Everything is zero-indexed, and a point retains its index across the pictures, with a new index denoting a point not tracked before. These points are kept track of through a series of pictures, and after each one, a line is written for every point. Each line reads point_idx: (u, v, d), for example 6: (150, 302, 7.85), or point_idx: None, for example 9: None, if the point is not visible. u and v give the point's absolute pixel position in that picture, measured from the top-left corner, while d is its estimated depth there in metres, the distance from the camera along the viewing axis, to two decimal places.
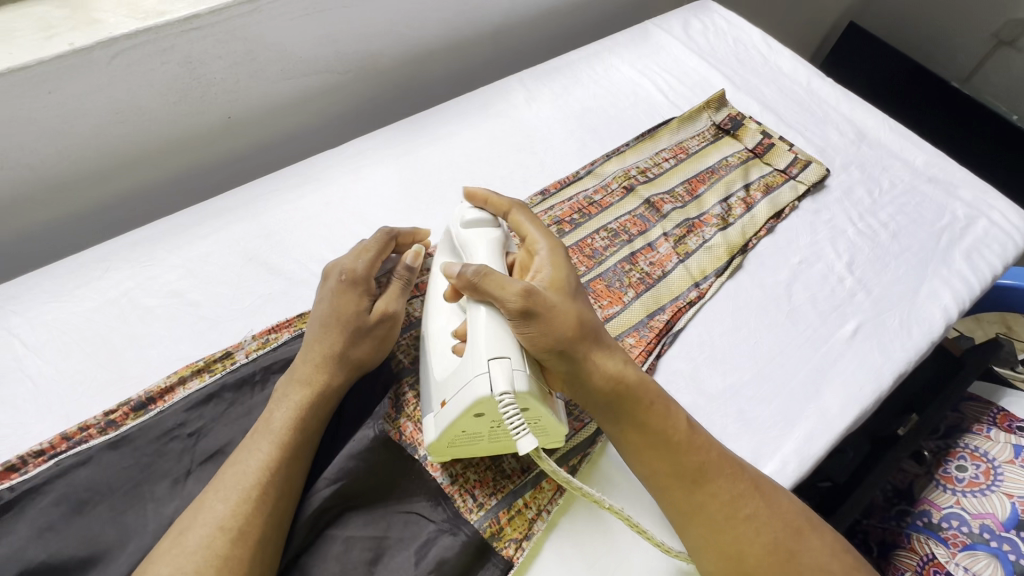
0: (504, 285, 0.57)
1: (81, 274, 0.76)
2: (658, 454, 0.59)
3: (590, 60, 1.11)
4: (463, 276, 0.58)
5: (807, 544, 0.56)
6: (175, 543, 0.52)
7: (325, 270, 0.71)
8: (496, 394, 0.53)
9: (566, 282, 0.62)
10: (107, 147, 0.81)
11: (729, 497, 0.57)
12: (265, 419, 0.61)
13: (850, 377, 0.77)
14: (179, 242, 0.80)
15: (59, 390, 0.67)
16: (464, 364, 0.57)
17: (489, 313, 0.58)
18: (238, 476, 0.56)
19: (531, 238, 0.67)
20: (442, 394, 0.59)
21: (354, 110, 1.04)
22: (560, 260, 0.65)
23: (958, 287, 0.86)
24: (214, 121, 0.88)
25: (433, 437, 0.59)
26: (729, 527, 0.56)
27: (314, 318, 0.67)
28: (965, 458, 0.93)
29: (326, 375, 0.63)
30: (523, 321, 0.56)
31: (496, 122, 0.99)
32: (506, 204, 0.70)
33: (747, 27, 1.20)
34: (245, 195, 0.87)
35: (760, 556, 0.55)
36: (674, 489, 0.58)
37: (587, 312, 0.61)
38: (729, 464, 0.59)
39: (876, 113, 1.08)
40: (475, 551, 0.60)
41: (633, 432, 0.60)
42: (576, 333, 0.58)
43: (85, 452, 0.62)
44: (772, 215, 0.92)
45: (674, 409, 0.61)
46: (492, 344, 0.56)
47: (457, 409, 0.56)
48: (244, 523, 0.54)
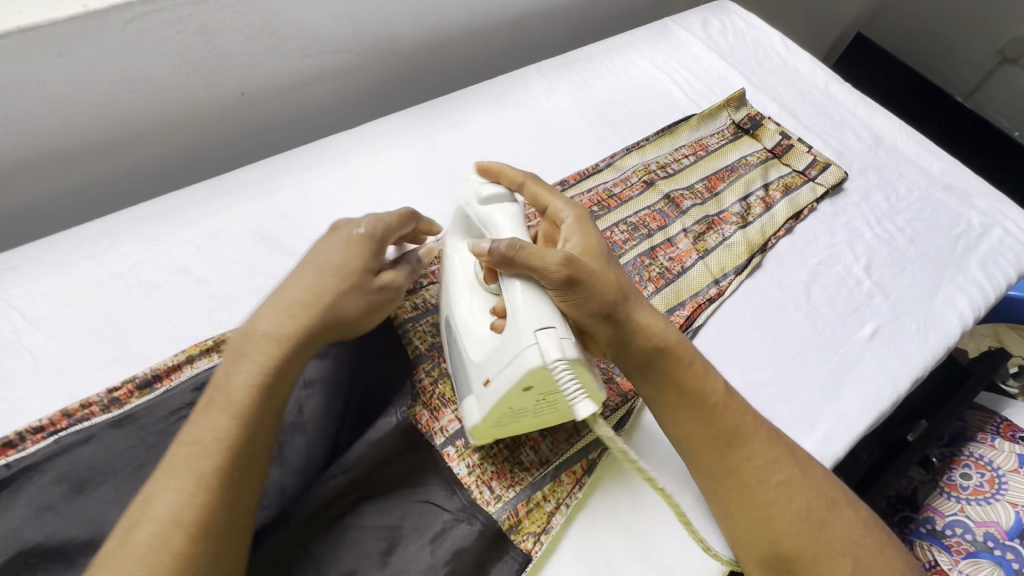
0: (542, 255, 0.54)
1: (86, 246, 0.73)
2: (692, 417, 0.59)
3: (610, 54, 1.09)
4: (496, 252, 0.54)
5: (839, 516, 0.56)
6: (120, 543, 0.44)
7: (339, 222, 0.65)
8: (549, 363, 0.51)
9: (598, 247, 0.62)
10: (115, 117, 0.78)
11: (764, 459, 0.57)
12: (228, 371, 0.53)
13: (868, 379, 0.77)
14: (188, 218, 0.78)
15: (60, 365, 0.64)
16: (508, 338, 0.54)
17: (528, 286, 0.54)
18: (195, 457, 0.48)
19: (554, 209, 0.66)
20: (484, 372, 0.56)
21: (369, 92, 1.02)
22: (588, 224, 0.65)
23: (974, 294, 0.86)
24: (227, 96, 0.85)
25: (477, 420, 0.57)
26: (762, 491, 0.56)
27: (310, 264, 0.60)
28: (969, 466, 0.93)
29: (308, 330, 0.56)
30: (566, 289, 0.55)
31: (515, 111, 0.98)
32: (519, 178, 0.68)
33: (766, 28, 1.20)
34: (258, 173, 0.84)
35: (791, 523, 0.55)
36: (708, 452, 0.58)
37: (623, 274, 0.61)
38: (764, 429, 0.59)
39: (893, 119, 1.08)
40: (492, 542, 0.58)
41: (670, 393, 0.60)
42: (617, 295, 0.58)
43: (87, 429, 0.59)
44: (792, 215, 0.91)
45: (711, 372, 0.61)
46: (535, 315, 0.53)
47: (503, 385, 0.53)
48: (204, 516, 0.46)
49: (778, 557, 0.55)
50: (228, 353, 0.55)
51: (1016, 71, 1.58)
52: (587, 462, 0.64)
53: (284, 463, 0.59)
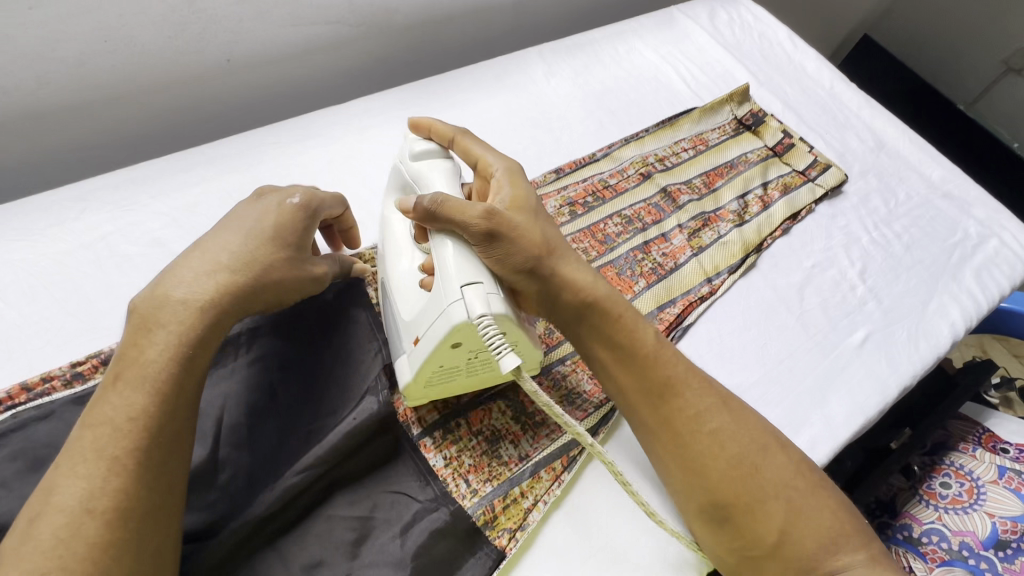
0: (461, 210, 0.52)
1: (55, 213, 0.70)
2: (625, 368, 0.57)
3: (613, 41, 1.06)
4: (418, 207, 0.53)
5: (770, 460, 0.54)
6: (23, 537, 0.41)
7: (265, 189, 0.61)
8: (474, 318, 0.49)
9: (527, 201, 0.58)
10: (90, 79, 0.74)
11: (692, 412, 0.55)
12: (137, 342, 0.49)
13: (856, 386, 0.76)
14: (165, 189, 0.74)
15: (23, 336, 0.62)
16: (436, 296, 0.53)
17: (449, 244, 0.53)
18: (104, 442, 0.45)
19: (485, 163, 0.62)
20: (414, 330, 0.55)
21: (362, 68, 0.98)
22: (517, 176, 0.60)
23: (966, 305, 0.85)
24: (212, 63, 0.81)
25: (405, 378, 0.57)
26: (691, 441, 0.54)
27: (235, 228, 0.55)
28: (949, 475, 0.93)
29: (234, 296, 0.52)
30: (489, 245, 0.53)
31: (512, 95, 0.95)
32: (450, 131, 0.63)
33: (774, 23, 1.17)
34: (241, 144, 0.81)
35: (725, 470, 0.53)
36: (640, 407, 0.56)
37: (549, 227, 0.58)
38: (697, 378, 0.57)
39: (897, 123, 1.06)
40: (465, 537, 0.56)
41: (601, 345, 0.58)
42: (541, 248, 0.55)
43: (47, 405, 0.56)
44: (789, 216, 0.90)
45: (645, 325, 0.59)
46: (463, 271, 0.51)
47: (431, 342, 0.52)
48: (119, 502, 0.43)
49: (712, 506, 0.53)
50: (135, 320, 0.50)
51: (1019, 83, 1.55)
52: (568, 458, 0.63)
53: (251, 448, 0.57)
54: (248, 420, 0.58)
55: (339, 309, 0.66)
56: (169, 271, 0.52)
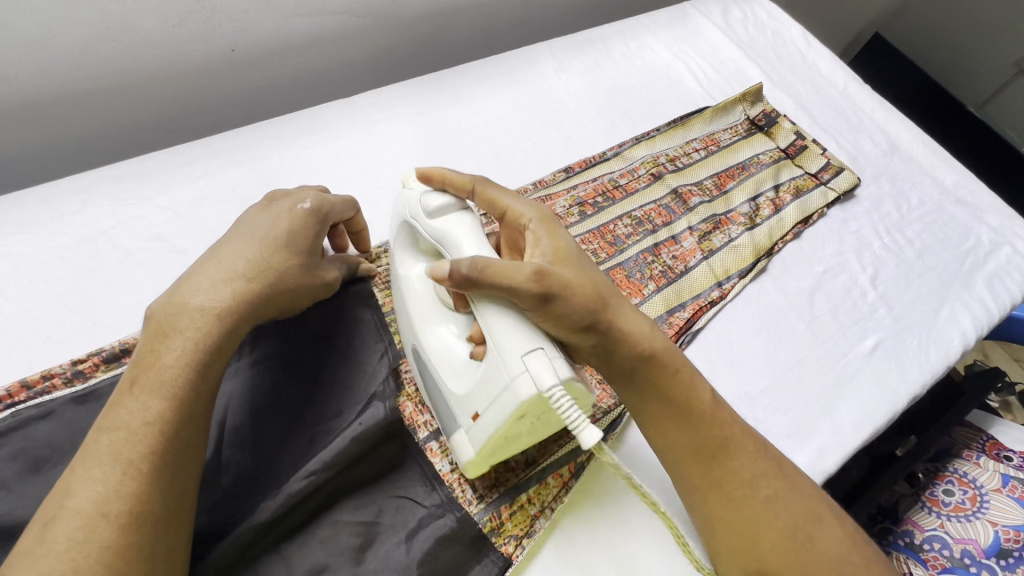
0: (509, 273, 0.48)
1: (56, 206, 0.68)
2: (679, 426, 0.54)
3: (625, 36, 1.04)
4: (457, 274, 0.49)
5: (824, 530, 0.53)
6: (37, 540, 0.40)
7: (276, 194, 0.61)
8: (544, 390, 0.46)
9: (569, 252, 0.55)
10: (92, 68, 0.72)
11: (750, 475, 0.53)
12: (154, 347, 0.48)
13: (866, 394, 0.75)
14: (168, 182, 0.73)
15: (23, 332, 0.60)
16: (494, 368, 0.50)
17: (501, 312, 0.50)
18: (119, 445, 0.44)
19: (515, 211, 0.57)
20: (470, 406, 0.53)
21: (368, 60, 0.96)
22: (553, 224, 0.57)
23: (978, 313, 0.84)
24: (216, 53, 0.79)
25: (472, 454, 0.54)
26: (746, 507, 0.52)
27: (249, 234, 0.55)
28: (952, 482, 0.92)
29: (250, 303, 0.52)
30: (540, 307, 0.49)
31: (521, 90, 0.93)
32: (467, 181, 0.58)
33: (787, 21, 1.15)
34: (245, 137, 0.79)
35: (778, 540, 0.51)
36: (692, 464, 0.54)
37: (600, 275, 0.55)
38: (752, 441, 0.55)
39: (910, 126, 1.05)
40: (471, 543, 0.56)
41: (654, 401, 0.55)
42: (596, 302, 0.52)
43: (47, 403, 0.55)
44: (801, 219, 0.88)
45: (700, 381, 0.57)
46: (520, 342, 0.48)
47: (497, 419, 0.50)
48: (134, 506, 0.42)
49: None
50: (152, 327, 0.49)
51: None
52: (575, 466, 0.62)
53: (255, 450, 0.56)
54: (252, 421, 0.57)
55: (345, 311, 0.66)
56: (186, 278, 0.52)
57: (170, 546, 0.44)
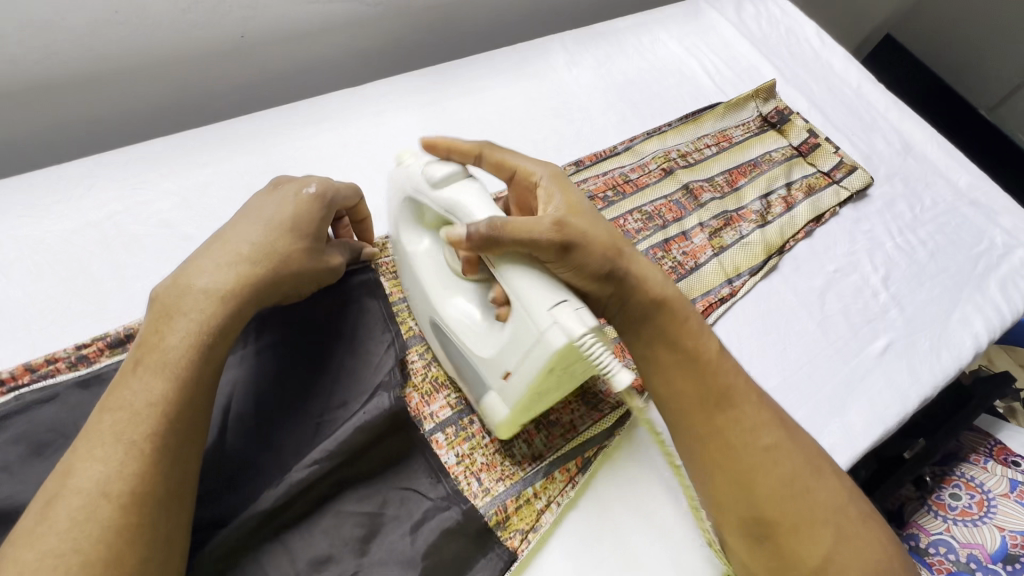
0: (529, 228, 0.48)
1: (62, 189, 0.68)
2: (684, 374, 0.55)
3: (637, 31, 1.03)
4: (477, 237, 0.48)
5: (824, 482, 0.52)
6: (38, 519, 0.40)
7: (280, 179, 0.61)
8: (575, 339, 0.46)
9: (582, 205, 0.56)
10: (100, 51, 0.71)
11: (751, 424, 0.53)
12: (158, 329, 0.47)
13: (876, 395, 0.74)
14: (175, 167, 0.72)
15: (27, 316, 0.60)
16: (519, 324, 0.50)
17: (525, 268, 0.49)
18: (121, 425, 0.43)
19: (526, 170, 0.58)
20: (501, 366, 0.53)
21: (377, 50, 0.95)
22: (564, 181, 0.58)
23: (991, 315, 0.83)
24: (225, 39, 0.79)
25: (504, 413, 0.55)
26: (744, 454, 0.52)
27: (253, 218, 0.55)
28: (959, 486, 0.91)
29: (253, 287, 0.52)
30: (560, 257, 0.50)
31: (532, 83, 0.92)
32: (473, 147, 0.58)
33: (801, 18, 1.13)
34: (253, 124, 0.78)
35: (776, 488, 0.51)
36: (695, 412, 0.54)
37: (613, 225, 0.56)
38: (754, 392, 0.55)
39: (925, 126, 1.04)
40: (477, 538, 0.55)
41: (661, 347, 0.56)
42: (613, 250, 0.53)
43: (51, 387, 0.55)
44: (812, 218, 0.87)
45: (708, 330, 0.57)
46: (544, 295, 0.48)
47: (530, 373, 0.50)
48: (135, 486, 0.41)
49: (756, 522, 0.51)
50: (156, 309, 0.49)
51: None
52: (582, 460, 0.61)
53: (259, 439, 0.56)
54: (257, 410, 0.57)
55: (350, 301, 0.65)
56: (191, 261, 0.51)
57: (172, 528, 0.43)
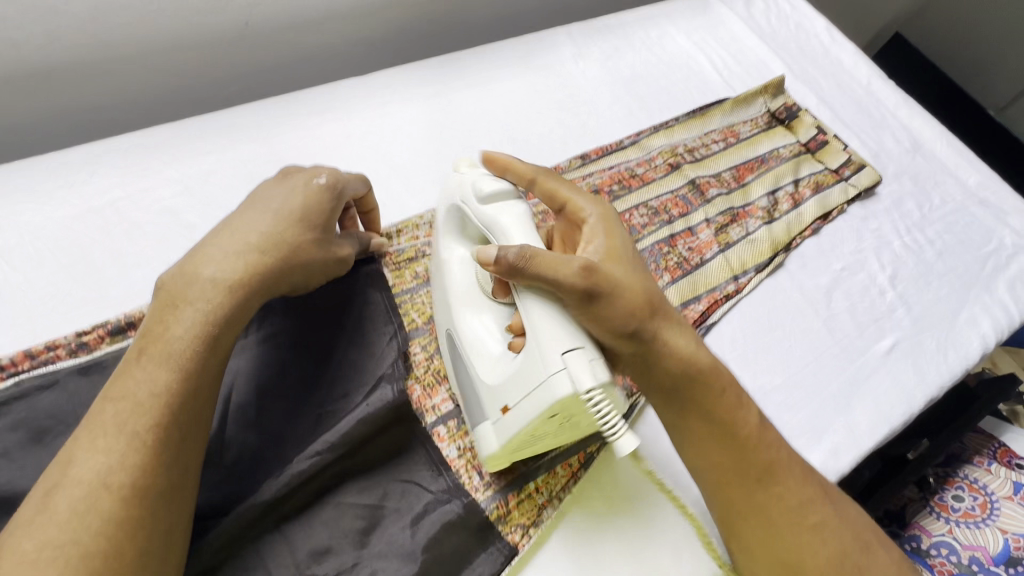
0: (558, 266, 0.48)
1: (64, 174, 0.67)
2: (724, 451, 0.53)
3: (645, 24, 1.02)
4: (505, 262, 0.48)
5: (872, 558, 0.52)
6: (39, 509, 0.39)
7: (290, 169, 0.60)
8: (581, 392, 0.46)
9: (623, 254, 0.54)
10: (102, 36, 0.71)
11: (796, 500, 0.52)
12: (163, 318, 0.47)
13: (882, 395, 0.73)
14: (177, 155, 0.72)
15: (28, 302, 0.60)
16: (529, 364, 0.49)
17: (545, 306, 0.49)
18: (124, 415, 0.43)
19: (574, 206, 0.57)
20: (501, 398, 0.52)
21: (381, 40, 0.94)
22: (611, 224, 0.56)
23: (998, 316, 0.82)
24: (229, 26, 0.78)
25: (493, 448, 0.53)
26: (791, 534, 0.51)
27: (262, 208, 0.55)
28: (962, 488, 0.90)
29: (260, 277, 0.51)
30: (585, 304, 0.49)
31: (538, 75, 0.91)
32: (528, 173, 0.58)
33: (812, 13, 1.12)
34: (256, 113, 0.78)
35: (824, 567, 0.50)
36: (735, 488, 0.53)
37: (652, 283, 0.54)
38: (797, 464, 0.54)
39: (935, 124, 1.03)
40: (477, 531, 0.55)
41: (696, 420, 0.54)
42: (645, 310, 0.51)
43: (50, 374, 0.54)
44: (820, 215, 0.87)
45: (747, 401, 0.55)
46: (561, 337, 0.47)
47: (528, 415, 0.49)
48: (137, 478, 0.41)
49: None
50: (163, 298, 0.48)
51: None
52: (585, 455, 0.61)
53: (260, 428, 0.55)
54: (258, 399, 0.56)
55: (355, 292, 0.64)
56: (199, 249, 0.51)
57: (173, 520, 0.43)
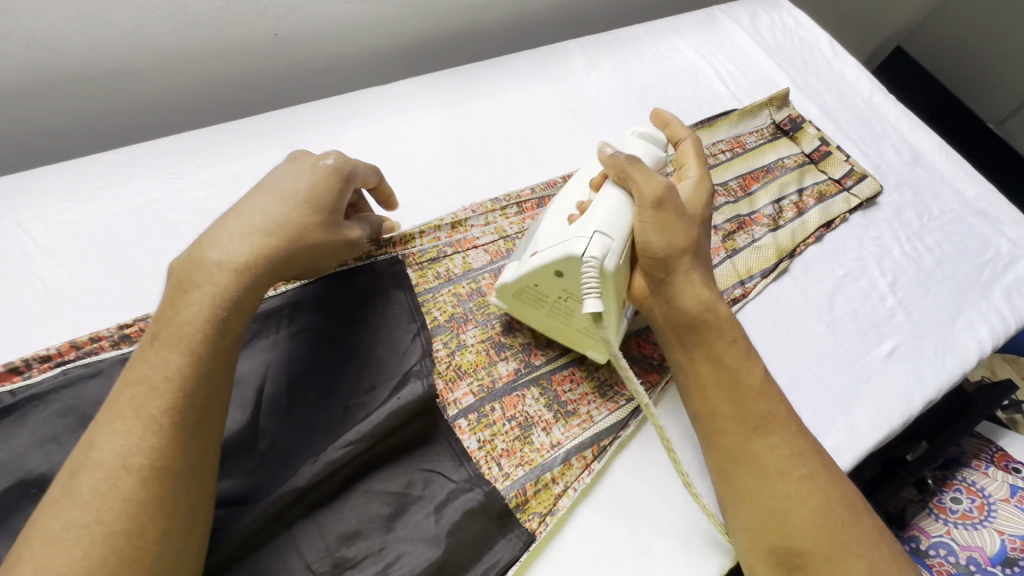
0: (650, 177, 0.61)
1: (103, 177, 0.71)
2: (723, 393, 0.58)
3: (655, 38, 1.06)
4: (615, 160, 0.63)
5: (854, 519, 0.53)
6: (64, 490, 0.42)
7: (299, 153, 0.63)
8: (585, 257, 0.57)
9: (700, 209, 0.65)
10: (140, 46, 0.74)
11: (788, 452, 0.55)
12: (174, 303, 0.50)
13: (882, 397, 0.76)
14: (210, 159, 0.75)
15: (71, 296, 0.63)
16: (570, 229, 0.61)
17: (617, 197, 0.62)
18: (140, 400, 0.45)
19: (687, 166, 0.69)
20: (536, 247, 0.63)
21: (402, 52, 0.98)
22: (706, 192, 0.66)
23: (995, 322, 0.85)
24: (260, 36, 0.82)
25: (508, 279, 0.65)
26: (780, 481, 0.54)
27: (269, 193, 0.57)
28: (961, 490, 0.93)
29: (268, 258, 0.54)
30: (650, 213, 0.60)
31: (552, 85, 0.95)
32: (681, 133, 0.72)
33: (816, 29, 1.16)
34: (284, 120, 0.81)
35: (809, 518, 0.52)
36: (732, 429, 0.57)
37: (703, 245, 0.63)
38: (792, 422, 0.58)
39: (934, 137, 1.06)
40: (497, 518, 0.57)
41: (703, 363, 0.60)
42: (685, 251, 0.60)
43: (95, 363, 0.57)
44: (823, 223, 0.90)
45: (754, 360, 0.60)
46: (604, 220, 0.59)
47: (543, 260, 0.61)
48: (154, 460, 0.43)
49: (788, 553, 0.52)
50: (174, 282, 0.51)
51: None
52: (598, 448, 0.64)
53: (292, 419, 0.58)
54: (290, 392, 0.59)
55: (379, 294, 0.67)
56: (206, 235, 0.54)
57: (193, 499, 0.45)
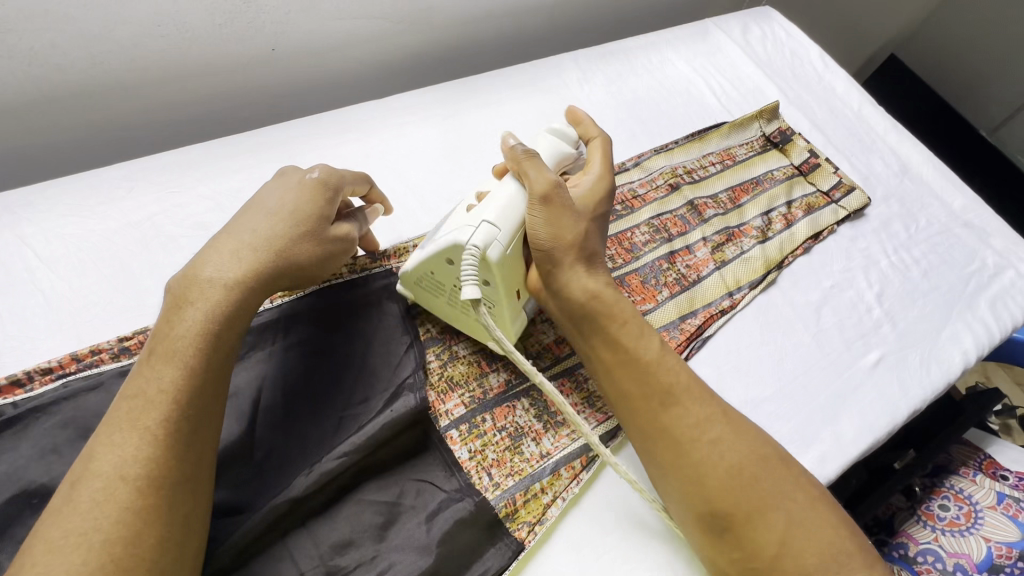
0: (541, 171, 0.62)
1: (105, 192, 0.72)
2: (626, 372, 0.59)
3: (647, 51, 1.08)
4: (512, 152, 0.64)
5: (770, 472, 0.54)
6: (65, 499, 0.43)
7: (286, 170, 0.65)
8: (467, 244, 0.58)
9: (595, 206, 0.66)
10: (139, 62, 0.76)
11: (694, 418, 0.56)
12: (169, 319, 0.52)
13: (866, 407, 0.77)
14: (210, 173, 0.77)
15: (73, 308, 0.64)
16: (465, 218, 0.62)
17: (510, 188, 0.62)
18: (137, 412, 0.47)
19: (592, 165, 0.70)
20: (433, 236, 0.64)
21: (399, 66, 1.00)
22: (606, 190, 0.67)
23: (979, 333, 0.87)
24: (258, 51, 0.83)
25: (407, 269, 0.65)
26: (691, 449, 0.55)
27: (259, 210, 0.59)
28: (948, 497, 0.94)
29: (257, 274, 0.55)
30: (538, 207, 0.61)
31: (546, 98, 0.97)
32: (593, 133, 0.74)
33: (807, 41, 1.18)
34: (283, 134, 0.83)
35: (722, 479, 0.53)
36: (640, 409, 0.58)
37: (595, 237, 0.64)
38: (696, 388, 0.58)
39: (922, 149, 1.08)
40: (488, 527, 0.59)
41: (604, 347, 0.60)
42: (572, 243, 0.61)
43: (95, 376, 0.58)
44: (811, 236, 0.91)
45: (650, 333, 0.61)
46: (494, 212, 0.60)
47: (433, 249, 0.62)
48: (150, 470, 0.45)
49: (712, 516, 0.53)
50: (170, 300, 0.53)
51: None
52: (587, 458, 0.65)
53: (288, 431, 0.60)
54: (286, 404, 0.61)
55: (370, 305, 0.69)
56: (200, 254, 0.56)
57: (187, 508, 0.46)
